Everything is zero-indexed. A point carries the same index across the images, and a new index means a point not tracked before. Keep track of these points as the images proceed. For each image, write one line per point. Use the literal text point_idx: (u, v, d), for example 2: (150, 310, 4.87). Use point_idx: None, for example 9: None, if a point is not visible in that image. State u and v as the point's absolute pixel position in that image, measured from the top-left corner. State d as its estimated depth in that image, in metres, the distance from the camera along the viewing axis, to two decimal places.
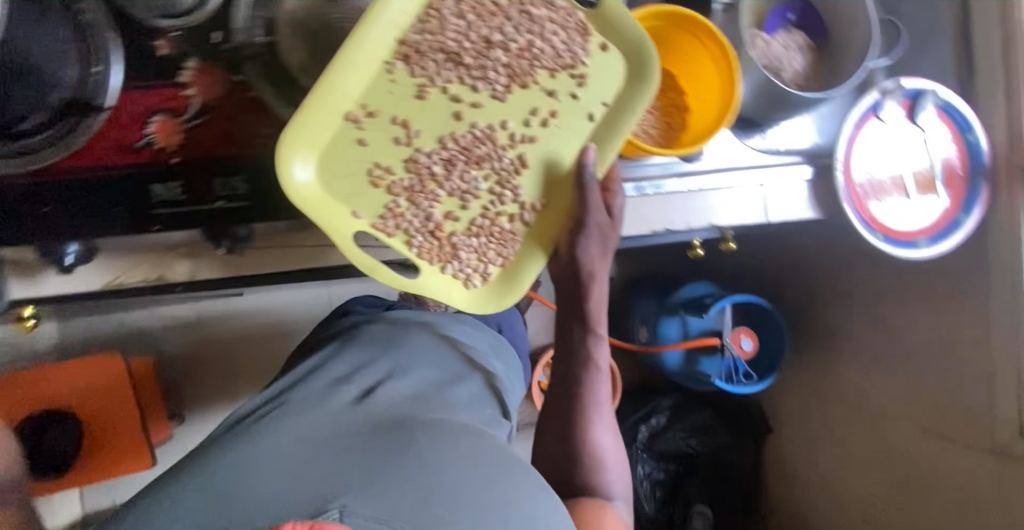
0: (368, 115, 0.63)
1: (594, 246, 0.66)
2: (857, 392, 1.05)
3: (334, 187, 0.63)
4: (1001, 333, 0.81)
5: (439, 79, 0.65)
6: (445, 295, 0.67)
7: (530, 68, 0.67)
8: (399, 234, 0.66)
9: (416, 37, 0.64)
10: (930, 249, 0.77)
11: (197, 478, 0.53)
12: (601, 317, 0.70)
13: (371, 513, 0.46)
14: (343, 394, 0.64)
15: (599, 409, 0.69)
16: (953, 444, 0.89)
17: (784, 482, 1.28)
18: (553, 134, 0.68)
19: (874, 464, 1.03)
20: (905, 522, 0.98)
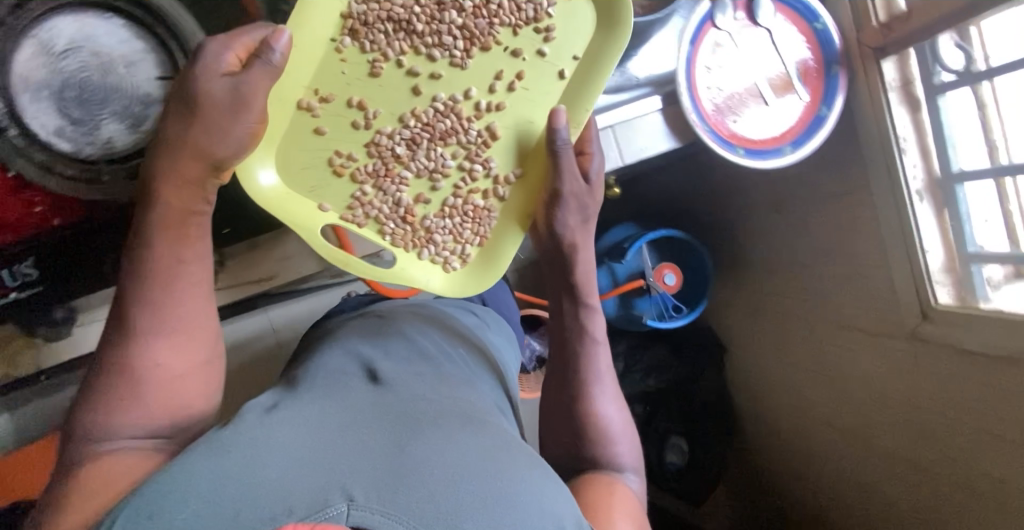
0: (322, 100, 0.64)
1: (572, 216, 0.64)
2: (787, 301, 1.04)
3: (297, 182, 0.66)
4: (889, 218, 0.80)
5: (391, 51, 0.64)
6: (422, 280, 0.69)
7: (488, 27, 0.65)
8: (371, 223, 0.68)
9: (361, 8, 0.63)
10: (795, 154, 0.75)
11: (175, 470, 0.43)
12: (591, 288, 0.68)
13: (382, 511, 0.40)
14: (345, 383, 0.58)
15: (600, 376, 0.66)
16: (875, 336, 0.88)
17: (746, 400, 1.27)
18: (520, 98, 0.67)
19: (811, 365, 1.03)
20: (853, 421, 0.97)
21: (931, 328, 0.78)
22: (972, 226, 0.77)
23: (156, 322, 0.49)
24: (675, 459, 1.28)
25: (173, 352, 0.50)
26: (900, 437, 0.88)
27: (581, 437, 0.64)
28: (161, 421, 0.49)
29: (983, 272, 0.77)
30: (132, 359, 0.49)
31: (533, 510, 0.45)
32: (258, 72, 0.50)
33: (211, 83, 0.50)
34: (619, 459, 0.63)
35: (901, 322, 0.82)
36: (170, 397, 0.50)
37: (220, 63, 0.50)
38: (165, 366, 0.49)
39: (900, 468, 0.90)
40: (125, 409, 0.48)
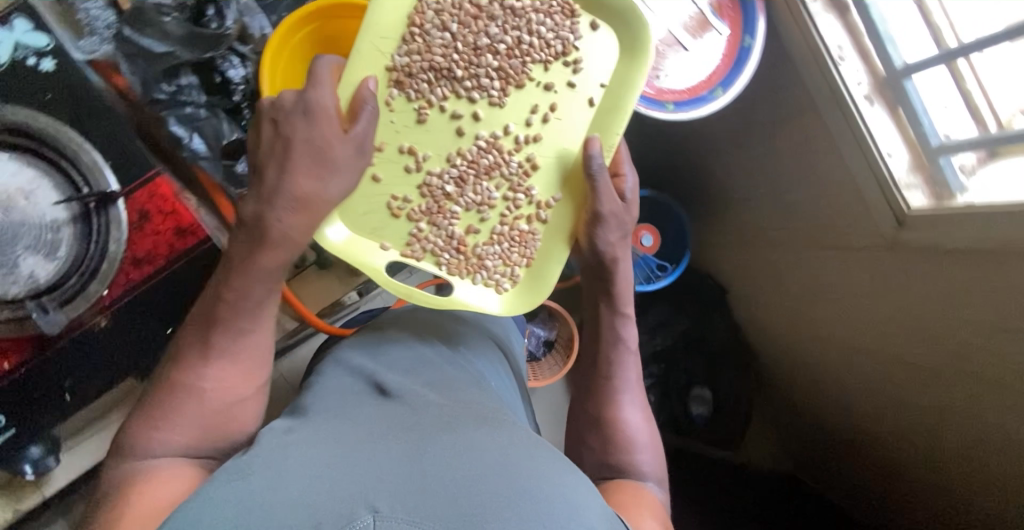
0: (376, 150, 0.72)
1: (613, 233, 0.70)
2: (773, 233, 1.00)
3: (360, 225, 0.72)
4: (837, 126, 0.77)
5: (434, 97, 0.72)
6: (480, 303, 0.74)
7: (521, 66, 0.72)
8: (428, 255, 0.74)
9: (402, 60, 0.71)
10: (726, 94, 0.74)
11: (195, 496, 0.45)
12: (627, 299, 0.74)
13: (405, 515, 0.41)
14: (359, 399, 0.60)
15: (627, 384, 0.73)
16: (863, 253, 0.84)
17: (762, 341, 1.24)
18: (553, 128, 0.73)
19: (809, 292, 1.00)
20: (867, 343, 0.92)
21: (911, 234, 0.74)
22: (931, 118, 0.75)
23: (217, 351, 0.56)
24: (700, 410, 1.27)
25: (225, 378, 0.56)
26: (916, 349, 0.82)
27: (611, 443, 0.69)
28: (205, 442, 0.55)
29: (954, 161, 0.74)
30: (195, 383, 0.55)
31: (558, 507, 0.44)
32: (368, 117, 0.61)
33: (331, 127, 0.59)
34: (643, 468, 0.68)
35: (880, 233, 0.79)
36: (215, 419, 0.55)
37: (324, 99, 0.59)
38: (226, 390, 0.56)
39: (916, 379, 0.85)
40: (187, 422, 0.54)
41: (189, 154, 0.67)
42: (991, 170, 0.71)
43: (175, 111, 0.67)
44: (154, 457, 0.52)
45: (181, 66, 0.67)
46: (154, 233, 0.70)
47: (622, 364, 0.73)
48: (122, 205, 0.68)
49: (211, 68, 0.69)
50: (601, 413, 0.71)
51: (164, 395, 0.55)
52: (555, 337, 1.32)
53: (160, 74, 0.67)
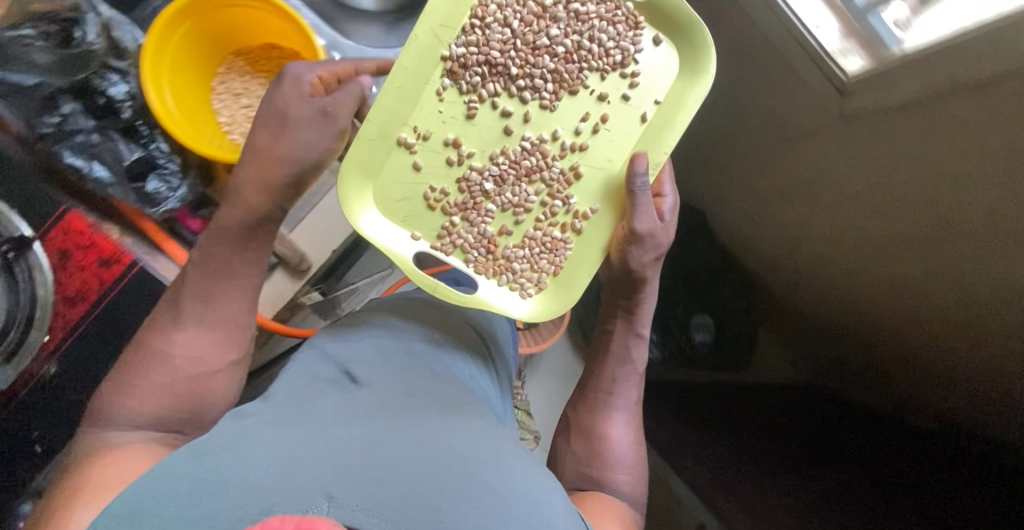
0: (420, 138, 0.72)
1: (647, 254, 0.72)
2: (749, 138, 1.00)
3: (393, 209, 0.73)
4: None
5: (485, 92, 0.72)
6: (509, 306, 0.75)
7: (577, 72, 0.72)
8: (456, 249, 0.75)
9: (459, 50, 0.70)
10: None
11: (149, 480, 0.46)
12: (644, 320, 0.79)
13: (363, 505, 0.41)
14: (320, 386, 0.60)
15: (622, 404, 0.77)
16: (837, 123, 0.83)
17: (755, 261, 1.22)
18: (601, 139, 0.74)
19: (781, 189, 0.99)
20: (859, 228, 0.88)
21: (856, 101, 0.79)
22: None
23: (188, 320, 0.62)
24: (704, 336, 1.27)
25: (203, 349, 0.62)
26: (902, 219, 0.80)
27: (596, 455, 0.73)
28: (175, 409, 0.59)
29: (885, 18, 0.79)
30: (167, 350, 0.60)
31: (517, 510, 0.45)
32: (346, 92, 0.67)
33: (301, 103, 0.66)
34: (619, 485, 0.72)
35: (824, 107, 0.83)
36: (187, 389, 0.60)
37: (302, 85, 0.66)
38: (197, 355, 0.61)
39: (909, 253, 0.82)
40: (160, 388, 0.59)
41: (93, 181, 0.73)
42: (929, 19, 0.76)
43: (67, 141, 0.72)
44: (130, 422, 0.57)
45: (61, 95, 0.72)
46: (78, 268, 0.81)
47: (623, 380, 0.78)
48: (40, 248, 0.79)
49: (92, 90, 0.73)
50: (593, 422, 0.75)
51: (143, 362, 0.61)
52: None
53: (42, 107, 0.71)
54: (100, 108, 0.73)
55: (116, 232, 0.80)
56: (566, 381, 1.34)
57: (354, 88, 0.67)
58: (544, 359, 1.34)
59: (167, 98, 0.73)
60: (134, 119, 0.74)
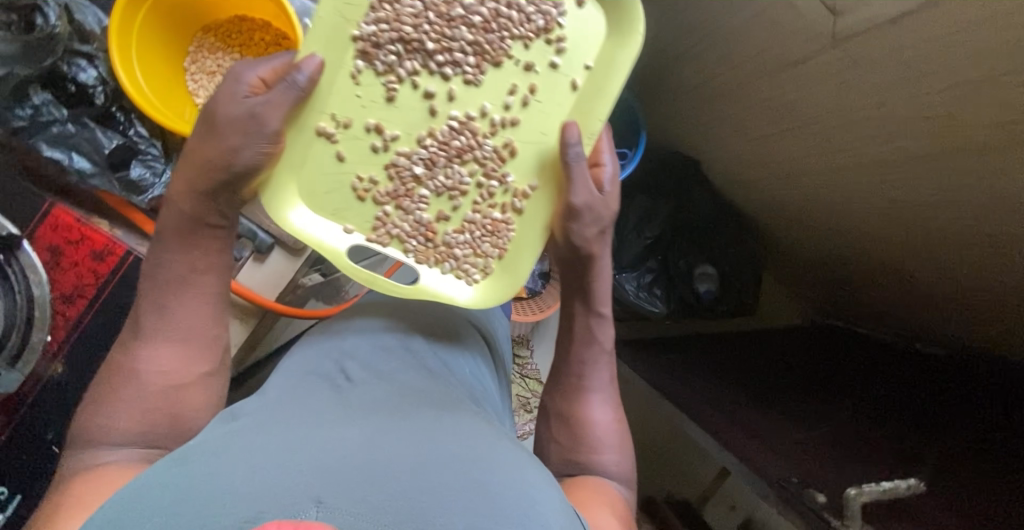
0: (341, 126, 0.70)
1: (589, 228, 0.72)
2: (735, 78, 0.96)
3: (320, 203, 0.71)
4: None
5: (404, 72, 0.69)
6: (452, 293, 0.74)
7: (499, 42, 0.70)
8: (393, 240, 0.74)
9: (371, 29, 0.68)
10: None
11: (135, 490, 0.43)
12: (602, 297, 0.76)
13: (353, 508, 0.38)
14: (315, 387, 0.59)
15: (600, 384, 0.75)
16: (819, 59, 0.78)
17: (754, 205, 1.21)
18: (532, 110, 0.72)
19: (773, 126, 0.96)
20: (856, 156, 0.86)
21: (848, 20, 0.69)
22: None
23: (158, 336, 0.62)
24: (708, 286, 1.25)
25: (175, 363, 0.61)
26: (905, 141, 0.76)
27: (576, 439, 0.71)
28: (150, 429, 0.58)
29: None
30: (135, 368, 0.60)
31: (514, 507, 0.42)
32: (280, 94, 0.64)
33: (235, 103, 0.64)
34: (608, 467, 0.69)
35: (818, 30, 0.73)
36: (165, 406, 0.59)
37: (241, 88, 0.64)
38: (165, 367, 0.60)
39: (918, 174, 0.79)
40: (129, 411, 0.58)
41: (75, 172, 0.73)
42: None
43: (42, 133, 0.71)
44: (106, 450, 0.56)
45: (27, 85, 0.70)
46: (71, 264, 0.80)
47: (593, 362, 0.75)
48: (28, 247, 0.75)
49: (60, 77, 0.71)
50: (573, 408, 0.73)
51: (116, 383, 0.59)
52: (547, 266, 1.31)
53: (11, 98, 0.69)
54: (73, 96, 0.72)
55: (105, 226, 0.79)
56: None
57: (290, 90, 0.64)
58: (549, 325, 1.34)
59: (140, 80, 0.73)
60: (108, 105, 0.73)
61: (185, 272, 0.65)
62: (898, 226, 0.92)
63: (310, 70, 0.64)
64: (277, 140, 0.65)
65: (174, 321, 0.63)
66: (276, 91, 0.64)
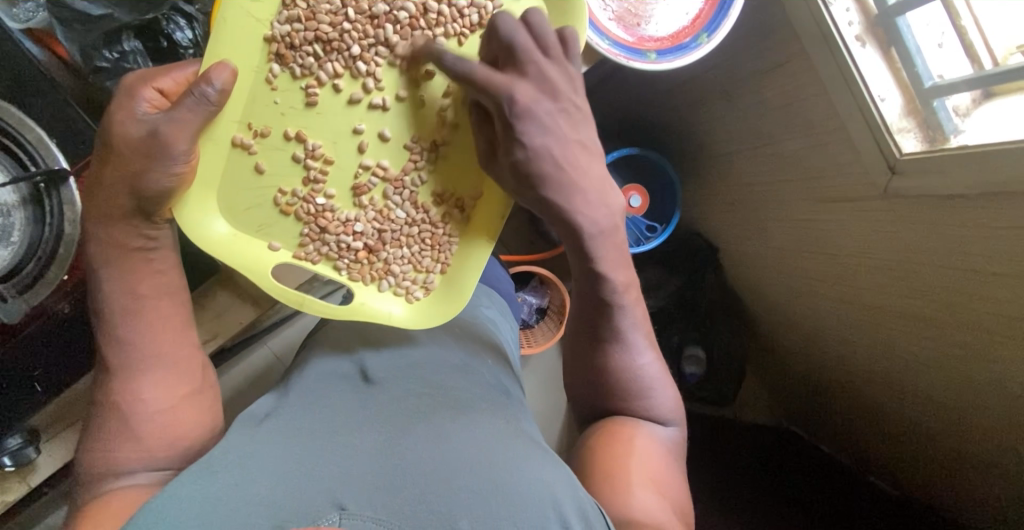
0: (257, 136, 0.64)
1: (536, 132, 0.61)
2: (771, 189, 0.98)
3: (244, 222, 0.66)
4: (830, 77, 0.74)
5: (324, 75, 0.64)
6: (384, 310, 0.70)
7: (431, 37, 0.65)
8: (324, 260, 0.69)
9: (283, 28, 0.62)
10: (711, 41, 0.69)
11: (166, 489, 0.47)
12: (599, 245, 0.66)
13: (371, 514, 0.44)
14: (339, 387, 0.63)
15: (630, 328, 0.70)
16: (862, 202, 0.80)
17: (757, 302, 1.23)
18: (468, 112, 0.68)
19: (801, 244, 0.98)
20: (871, 297, 0.89)
21: (903, 182, 0.71)
22: (924, 59, 0.71)
23: (140, 367, 0.59)
24: (694, 369, 1.27)
25: (155, 388, 0.59)
26: (926, 303, 0.79)
27: (609, 393, 0.70)
28: (159, 453, 0.57)
29: (948, 103, 0.71)
30: (121, 398, 0.58)
31: (533, 506, 0.48)
32: (188, 110, 0.55)
33: (133, 123, 0.56)
34: (651, 411, 0.69)
35: (872, 181, 0.76)
36: (165, 433, 0.57)
37: (137, 104, 0.56)
38: (148, 398, 0.58)
39: (935, 337, 0.81)
40: (123, 446, 0.56)
41: None
42: (986, 112, 0.68)
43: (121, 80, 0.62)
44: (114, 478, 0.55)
45: (122, 30, 0.62)
46: None
47: (624, 307, 0.69)
48: (73, 184, 0.61)
49: (155, 30, 0.62)
50: (606, 364, 0.70)
51: (103, 424, 0.57)
52: (548, 304, 1.32)
53: (102, 40, 0.61)
54: (162, 52, 0.63)
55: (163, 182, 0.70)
56: (556, 385, 1.37)
57: (201, 104, 0.55)
58: (535, 361, 1.36)
59: None
60: None
61: (133, 293, 0.59)
62: (893, 374, 0.95)
63: (221, 79, 0.55)
64: (191, 159, 0.58)
65: (147, 343, 0.59)
66: (183, 106, 0.55)
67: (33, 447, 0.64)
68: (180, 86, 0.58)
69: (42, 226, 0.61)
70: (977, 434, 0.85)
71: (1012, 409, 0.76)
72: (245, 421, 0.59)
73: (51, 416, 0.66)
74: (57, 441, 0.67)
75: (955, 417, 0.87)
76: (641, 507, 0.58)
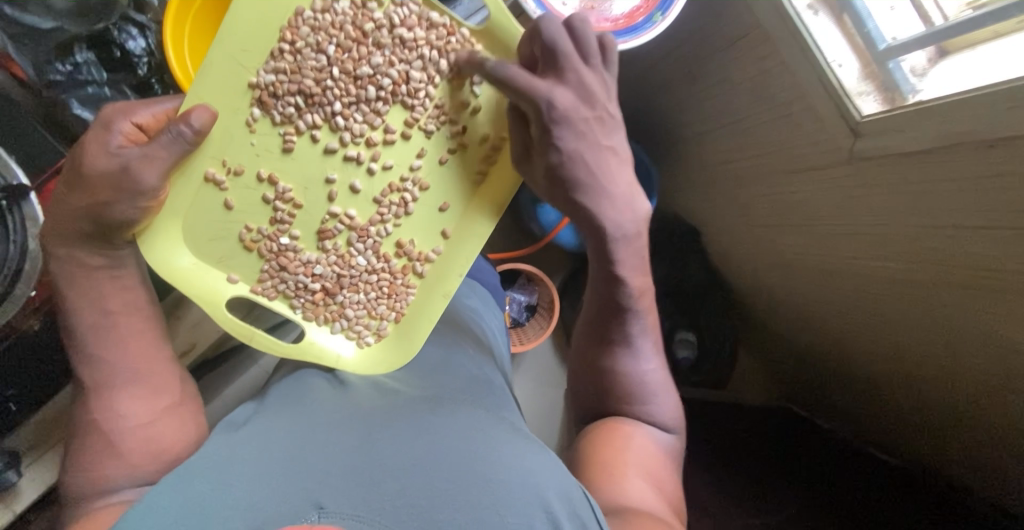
0: (230, 173, 0.64)
1: (570, 134, 0.60)
2: (742, 166, 0.99)
3: (208, 255, 0.66)
4: (786, 48, 0.75)
5: (303, 124, 0.65)
6: (334, 352, 0.70)
7: (411, 104, 0.67)
8: (280, 295, 0.69)
9: (268, 78, 0.63)
10: (666, 18, 0.70)
11: (144, 499, 0.47)
12: (623, 249, 0.66)
13: (350, 510, 0.43)
14: (315, 386, 0.63)
15: (637, 333, 0.71)
16: (828, 169, 0.81)
17: (741, 281, 1.23)
18: (438, 174, 0.70)
19: (777, 219, 0.98)
20: (849, 263, 0.89)
21: (866, 143, 0.72)
22: (876, 21, 0.73)
23: (118, 381, 0.59)
24: (686, 352, 1.28)
25: (134, 404, 0.59)
26: (900, 262, 0.80)
27: (610, 393, 0.71)
28: (144, 467, 0.57)
29: (904, 64, 0.71)
30: (101, 416, 0.58)
31: (516, 493, 0.48)
32: (164, 147, 0.56)
33: (105, 155, 0.55)
34: (653, 416, 0.69)
35: (838, 146, 0.77)
36: (149, 446, 0.58)
37: (112, 136, 0.56)
38: (126, 414, 0.58)
39: (912, 296, 0.82)
40: (108, 465, 0.56)
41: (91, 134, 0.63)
42: (944, 67, 0.68)
43: (74, 92, 0.62)
44: (98, 495, 0.55)
45: (74, 42, 0.63)
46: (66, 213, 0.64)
47: (637, 311, 0.70)
48: (35, 199, 0.61)
49: (108, 41, 0.64)
50: (613, 363, 0.71)
51: (86, 444, 0.57)
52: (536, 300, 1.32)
53: (54, 53, 0.62)
54: (116, 62, 0.64)
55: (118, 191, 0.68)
56: (550, 380, 1.37)
57: (176, 142, 0.56)
58: (528, 358, 1.36)
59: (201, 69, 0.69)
60: (150, 76, 0.67)
61: (103, 310, 0.59)
62: (878, 339, 0.96)
63: (201, 121, 0.56)
64: (156, 194, 0.58)
65: (122, 361, 0.59)
66: (157, 142, 0.56)
67: (15, 471, 0.64)
68: (158, 121, 0.58)
69: (7, 241, 0.60)
70: (968, 389, 0.85)
71: (996, 362, 0.77)
72: (223, 426, 0.58)
73: (33, 433, 0.67)
74: (41, 462, 0.67)
75: (941, 375, 0.88)
76: (636, 498, 0.59)
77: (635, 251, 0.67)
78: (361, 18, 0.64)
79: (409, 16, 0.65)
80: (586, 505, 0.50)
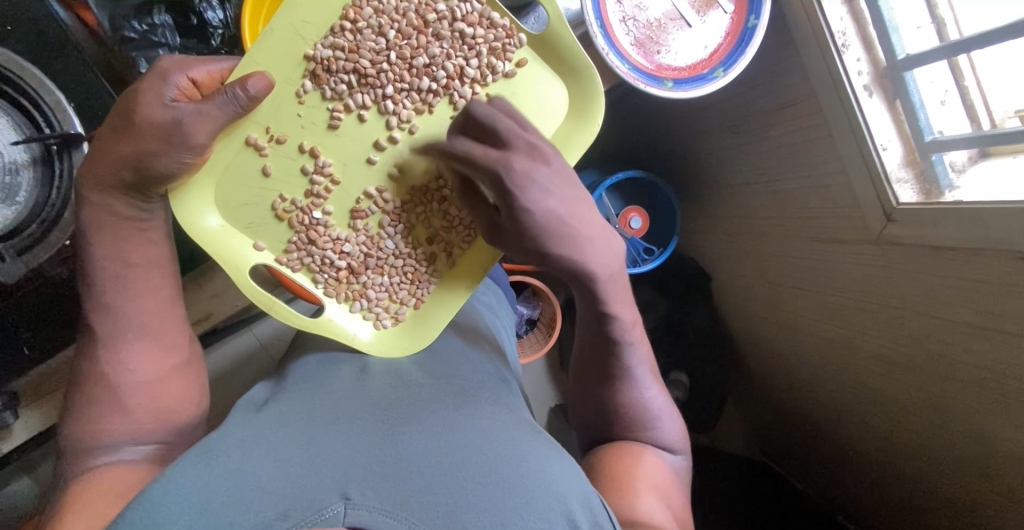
0: (272, 140, 0.64)
1: (536, 190, 0.60)
2: (767, 224, 1.00)
3: (239, 219, 0.65)
4: (838, 125, 0.76)
5: (352, 103, 0.65)
6: (349, 331, 0.70)
7: (460, 96, 0.66)
8: (303, 268, 0.69)
9: (325, 52, 0.62)
10: (728, 75, 0.71)
11: (169, 471, 0.46)
12: (608, 288, 0.66)
13: (376, 505, 0.43)
14: (341, 373, 0.63)
15: (635, 364, 0.71)
16: (850, 246, 0.83)
17: (744, 333, 1.25)
18: None
19: (792, 282, 1.00)
20: (854, 339, 0.91)
21: (898, 229, 0.74)
22: (927, 113, 0.75)
23: (129, 334, 0.58)
24: (677, 393, 1.27)
25: (143, 361, 0.59)
26: (906, 349, 0.82)
27: (614, 423, 0.71)
28: (150, 430, 0.58)
29: (945, 158, 0.74)
30: (106, 371, 0.57)
31: (541, 497, 0.48)
32: (217, 107, 0.56)
33: (158, 108, 0.55)
34: (660, 437, 0.70)
35: (867, 226, 0.78)
36: (155, 407, 0.58)
37: (166, 89, 0.55)
38: (135, 370, 0.58)
39: (910, 381, 0.84)
40: (108, 421, 0.56)
41: None
42: (985, 166, 0.71)
43: (144, 52, 0.62)
44: (102, 450, 0.55)
45: (155, 3, 0.63)
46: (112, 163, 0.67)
47: (628, 343, 0.70)
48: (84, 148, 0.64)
49: (188, 6, 0.63)
50: (616, 397, 0.71)
51: (92, 397, 0.57)
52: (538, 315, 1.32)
53: (134, 11, 0.62)
54: (191, 28, 0.64)
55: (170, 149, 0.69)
56: (538, 395, 1.38)
57: (230, 105, 0.57)
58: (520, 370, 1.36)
59: None
60: (221, 49, 0.66)
61: (122, 260, 0.59)
62: (867, 415, 0.98)
63: (257, 87, 0.57)
64: (201, 151, 0.58)
65: (137, 316, 0.59)
66: (212, 102, 0.56)
67: (11, 412, 0.65)
68: (213, 79, 0.58)
69: (49, 188, 0.64)
70: (949, 480, 0.87)
71: (985, 461, 0.78)
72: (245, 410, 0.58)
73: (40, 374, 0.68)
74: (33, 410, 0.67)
75: (926, 463, 0.90)
76: (648, 516, 0.60)
77: (620, 292, 0.68)
78: (424, 8, 0.64)
79: (471, 12, 0.64)
80: (605, 512, 0.51)
